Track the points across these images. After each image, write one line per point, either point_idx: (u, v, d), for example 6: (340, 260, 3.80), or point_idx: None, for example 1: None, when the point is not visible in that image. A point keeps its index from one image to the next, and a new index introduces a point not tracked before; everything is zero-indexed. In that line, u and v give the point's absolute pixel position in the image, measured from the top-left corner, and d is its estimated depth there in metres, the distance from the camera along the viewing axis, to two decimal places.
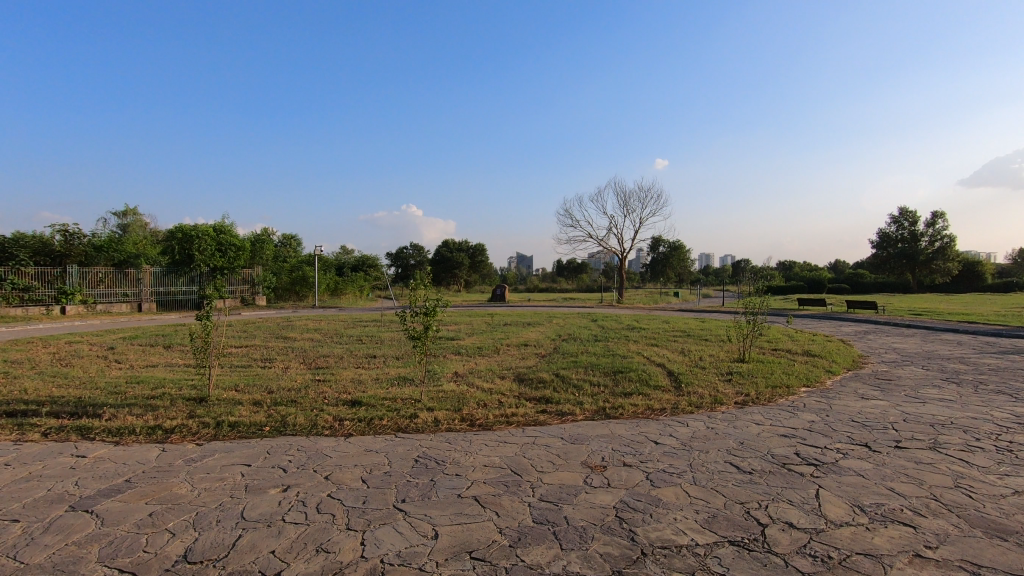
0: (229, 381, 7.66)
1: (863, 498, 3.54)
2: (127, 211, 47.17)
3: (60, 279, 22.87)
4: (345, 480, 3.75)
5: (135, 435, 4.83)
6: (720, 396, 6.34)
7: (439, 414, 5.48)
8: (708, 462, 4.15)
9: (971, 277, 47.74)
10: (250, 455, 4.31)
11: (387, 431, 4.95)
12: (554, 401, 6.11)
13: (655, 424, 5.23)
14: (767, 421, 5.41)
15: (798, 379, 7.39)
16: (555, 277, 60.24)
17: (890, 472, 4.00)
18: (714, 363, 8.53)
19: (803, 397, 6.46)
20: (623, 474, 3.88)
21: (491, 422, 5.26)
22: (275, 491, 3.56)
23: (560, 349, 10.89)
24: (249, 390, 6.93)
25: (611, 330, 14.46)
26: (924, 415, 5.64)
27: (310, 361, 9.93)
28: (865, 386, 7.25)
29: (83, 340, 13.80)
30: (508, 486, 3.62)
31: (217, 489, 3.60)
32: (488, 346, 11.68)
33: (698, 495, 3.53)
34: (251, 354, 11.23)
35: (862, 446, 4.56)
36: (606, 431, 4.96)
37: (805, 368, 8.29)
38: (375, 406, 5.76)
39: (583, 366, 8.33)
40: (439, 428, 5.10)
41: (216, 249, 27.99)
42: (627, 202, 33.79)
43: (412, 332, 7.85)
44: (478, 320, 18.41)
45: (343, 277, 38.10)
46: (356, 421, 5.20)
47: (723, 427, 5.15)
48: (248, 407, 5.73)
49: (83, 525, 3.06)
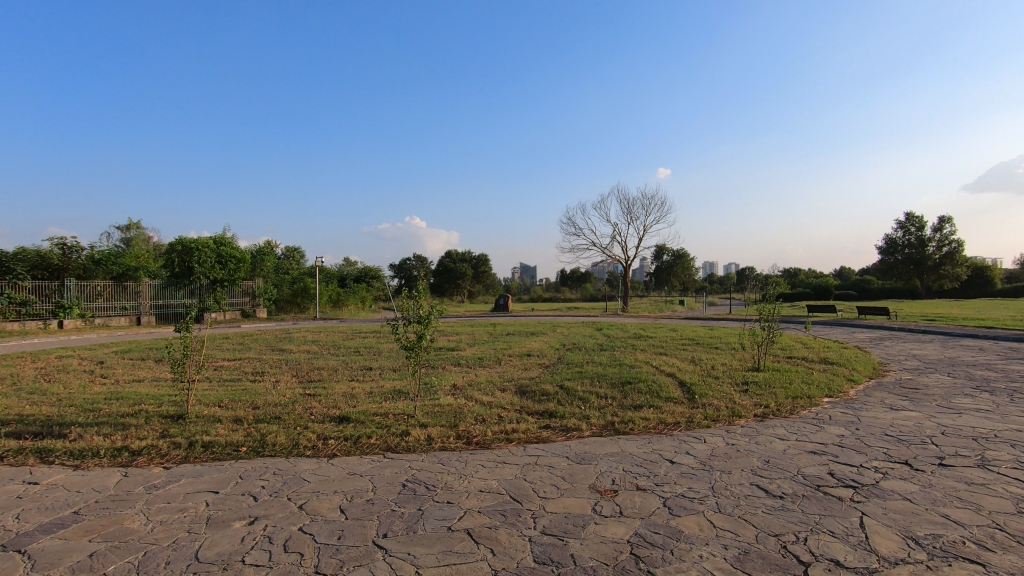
0: (213, 397, 7.21)
1: (916, 527, 3.07)
2: (131, 225, 47.24)
3: (58, 292, 22.60)
4: (321, 511, 3.30)
5: (98, 458, 4.40)
6: (738, 408, 5.87)
7: (432, 431, 5.03)
8: (732, 485, 3.68)
9: (981, 282, 47.01)
10: (220, 481, 3.86)
11: (374, 451, 4.51)
12: (558, 416, 5.65)
13: (669, 440, 4.77)
14: (792, 435, 4.93)
15: (820, 388, 6.90)
16: (559, 287, 59.80)
17: (940, 495, 3.53)
18: (728, 373, 8.04)
19: (827, 409, 5.98)
20: (637, 501, 3.41)
21: (489, 440, 4.81)
22: (240, 525, 3.11)
23: (565, 359, 10.42)
24: (232, 405, 6.49)
25: (617, 339, 13.97)
26: (963, 427, 5.15)
27: (303, 374, 9.50)
28: (893, 396, 6.75)
29: (73, 354, 13.44)
30: (506, 517, 3.16)
31: (175, 523, 3.16)
32: (490, 356, 11.22)
33: (725, 526, 3.06)
34: (243, 367, 10.81)
35: (902, 465, 4.08)
36: (616, 449, 4.50)
37: (825, 376, 7.81)
38: (364, 423, 5.32)
39: (589, 377, 7.86)
40: (432, 447, 4.64)
41: (216, 261, 27.70)
42: (631, 210, 33.44)
43: (405, 344, 7.44)
44: (480, 329, 17.95)
45: (345, 288, 37.74)
46: (342, 440, 4.76)
47: (745, 443, 4.68)
48: (227, 425, 5.29)
49: (10, 569, 2.63)
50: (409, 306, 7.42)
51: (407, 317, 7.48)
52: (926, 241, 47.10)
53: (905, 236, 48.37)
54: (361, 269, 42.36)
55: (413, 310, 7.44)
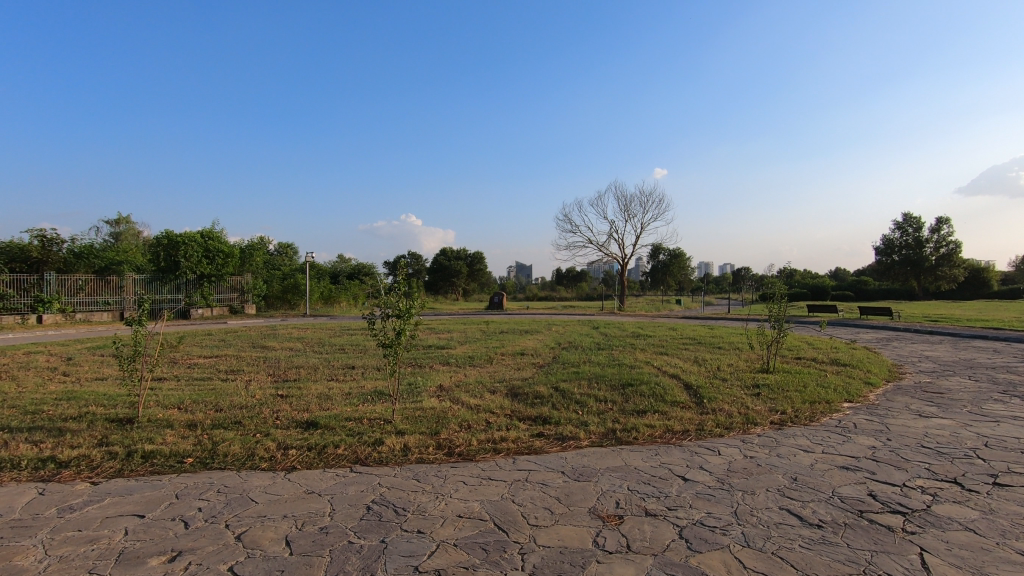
0: (175, 398, 6.57)
1: (992, 569, 2.49)
2: (121, 220, 46.47)
3: (37, 286, 21.90)
4: (262, 543, 2.70)
5: (17, 471, 3.78)
6: (752, 414, 5.29)
7: (409, 440, 4.41)
8: (758, 510, 3.09)
9: (978, 284, 46.72)
10: (150, 502, 3.24)
11: (340, 464, 3.90)
12: (552, 422, 5.06)
13: (679, 452, 4.18)
14: (817, 447, 4.36)
15: (838, 393, 6.34)
16: (554, 286, 59.23)
17: (1008, 524, 2.95)
18: (736, 375, 7.47)
19: (850, 416, 5.41)
20: (646, 531, 2.82)
21: (474, 451, 4.21)
22: (156, 563, 2.50)
23: (561, 358, 9.83)
24: (192, 408, 5.86)
25: (614, 338, 13.39)
26: (1007, 438, 4.59)
27: (281, 372, 8.87)
28: (918, 402, 6.19)
29: (42, 350, 12.76)
30: (487, 554, 2.57)
31: (76, 560, 2.54)
32: (481, 355, 10.62)
33: (757, 566, 2.48)
34: (218, 365, 10.15)
35: (952, 484, 3.51)
36: (618, 463, 3.91)
37: (840, 379, 7.25)
38: (333, 429, 4.70)
39: (586, 378, 7.28)
40: (407, 459, 4.04)
41: (202, 255, 26.93)
42: (628, 207, 32.90)
43: (382, 338, 6.85)
44: (472, 327, 17.31)
45: (337, 284, 37.04)
46: (305, 450, 4.15)
47: (765, 456, 4.10)
48: (177, 431, 4.66)
49: None
50: (385, 297, 6.89)
51: (384, 310, 6.93)
52: (923, 242, 46.78)
53: (902, 237, 48.05)
54: (354, 265, 41.62)
55: (389, 301, 6.90)
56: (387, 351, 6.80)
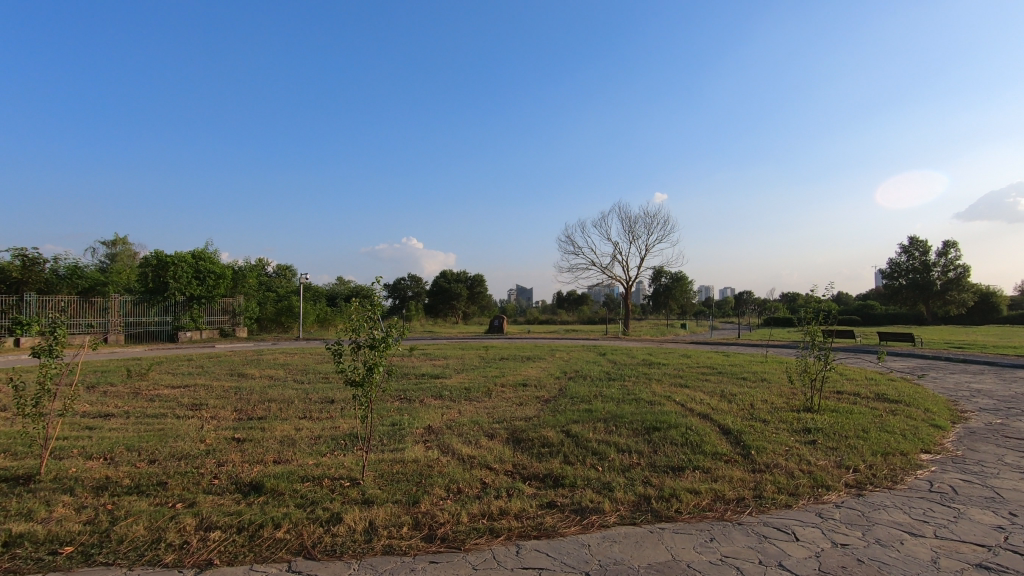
0: (107, 443, 5.43)
1: None
2: (118, 241, 45.56)
3: (15, 308, 20.77)
4: None
5: None
6: (818, 474, 4.18)
7: (378, 514, 3.32)
8: None
9: (987, 309, 45.56)
10: None
11: (277, 559, 2.80)
12: (566, 484, 3.95)
13: (742, 538, 3.07)
14: (925, 529, 3.24)
15: (909, 441, 5.22)
16: (556, 309, 58.05)
17: None
18: (776, 414, 6.36)
19: (941, 476, 4.29)
20: None
21: (465, 533, 3.11)
22: None
23: (568, 391, 8.71)
24: (119, 460, 4.76)
25: (624, 367, 12.27)
26: None
27: (249, 408, 7.77)
28: (1009, 452, 5.07)
29: None
30: None
31: None
32: (478, 387, 9.49)
33: None
34: (183, 398, 8.99)
35: None
36: (664, 559, 2.80)
37: (901, 421, 6.12)
38: (280, 497, 3.60)
39: (601, 418, 6.17)
40: (371, 547, 2.94)
41: (192, 276, 25.76)
42: (632, 228, 31.94)
43: (351, 373, 5.74)
44: (470, 353, 16.13)
45: (333, 307, 35.89)
46: (234, 533, 3.05)
47: (864, 546, 2.98)
48: (76, 500, 3.55)
49: None
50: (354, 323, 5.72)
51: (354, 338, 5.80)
52: (931, 265, 45.82)
53: (909, 261, 47.12)
54: (352, 287, 40.48)
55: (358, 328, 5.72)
56: (357, 388, 5.69)
